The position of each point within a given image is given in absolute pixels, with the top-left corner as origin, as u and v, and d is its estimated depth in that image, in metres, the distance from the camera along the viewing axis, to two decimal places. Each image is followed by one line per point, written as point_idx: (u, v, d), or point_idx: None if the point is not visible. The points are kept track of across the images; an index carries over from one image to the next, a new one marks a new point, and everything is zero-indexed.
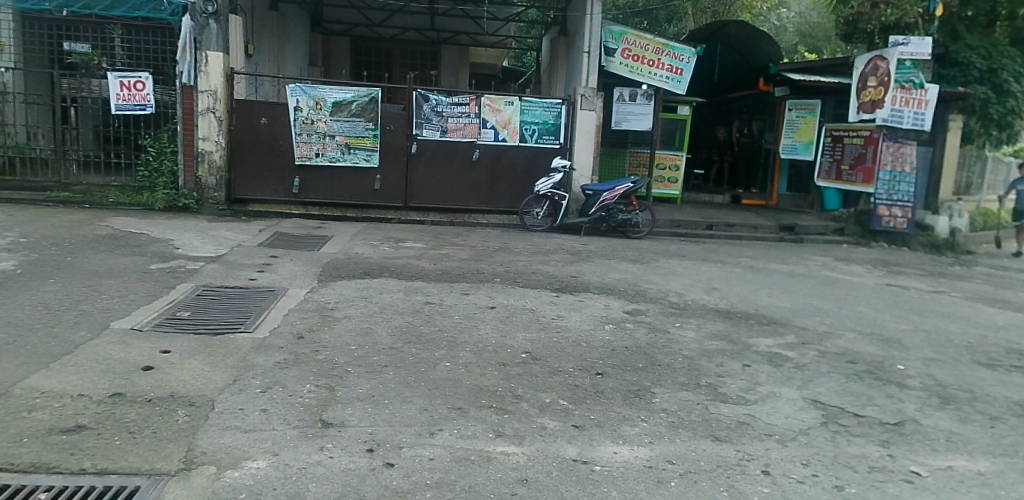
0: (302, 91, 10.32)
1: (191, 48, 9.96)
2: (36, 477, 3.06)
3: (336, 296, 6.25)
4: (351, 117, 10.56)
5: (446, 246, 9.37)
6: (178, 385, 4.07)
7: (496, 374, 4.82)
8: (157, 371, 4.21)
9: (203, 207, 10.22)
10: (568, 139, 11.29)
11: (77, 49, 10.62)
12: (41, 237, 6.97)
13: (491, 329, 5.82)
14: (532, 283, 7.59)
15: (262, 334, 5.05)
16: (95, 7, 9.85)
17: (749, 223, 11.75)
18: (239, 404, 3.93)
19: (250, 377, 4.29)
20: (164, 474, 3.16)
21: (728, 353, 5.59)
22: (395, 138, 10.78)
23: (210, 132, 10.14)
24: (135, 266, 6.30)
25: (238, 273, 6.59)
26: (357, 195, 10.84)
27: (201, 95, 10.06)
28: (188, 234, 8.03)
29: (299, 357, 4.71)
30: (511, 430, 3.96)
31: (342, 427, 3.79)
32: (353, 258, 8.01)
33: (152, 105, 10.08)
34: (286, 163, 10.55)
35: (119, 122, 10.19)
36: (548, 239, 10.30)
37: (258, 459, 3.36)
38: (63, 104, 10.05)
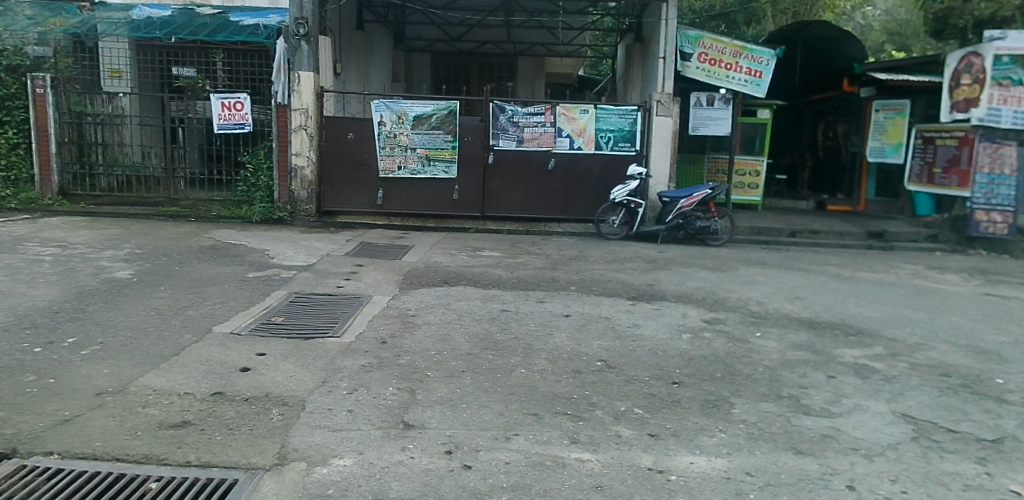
0: (386, 107, 10.74)
1: (285, 69, 10.60)
2: (147, 467, 3.32)
3: (417, 303, 6.48)
4: (431, 130, 10.89)
5: (522, 254, 9.51)
6: (273, 385, 4.35)
7: (571, 381, 4.89)
8: (254, 372, 4.51)
9: (296, 218, 10.78)
10: (644, 146, 11.21)
11: (185, 74, 11.27)
12: (153, 248, 7.57)
13: (567, 337, 5.88)
14: (608, 291, 7.60)
15: (348, 338, 5.31)
16: (200, 34, 10.99)
17: (834, 230, 11.34)
18: (328, 404, 4.16)
19: (337, 380, 4.53)
20: (259, 468, 3.39)
21: (811, 364, 5.44)
22: (473, 149, 11.03)
23: (302, 148, 10.68)
24: (234, 275, 6.75)
25: (327, 281, 6.94)
26: (436, 206, 11.14)
27: (295, 113, 10.60)
28: (281, 245, 8.50)
29: (382, 361, 4.92)
30: (586, 437, 4.01)
31: (422, 429, 3.96)
32: (432, 267, 8.26)
33: (249, 124, 10.75)
34: (371, 175, 11.00)
35: (221, 140, 10.89)
36: (624, 248, 10.27)
37: (345, 457, 3.55)
38: (172, 125, 10.82)
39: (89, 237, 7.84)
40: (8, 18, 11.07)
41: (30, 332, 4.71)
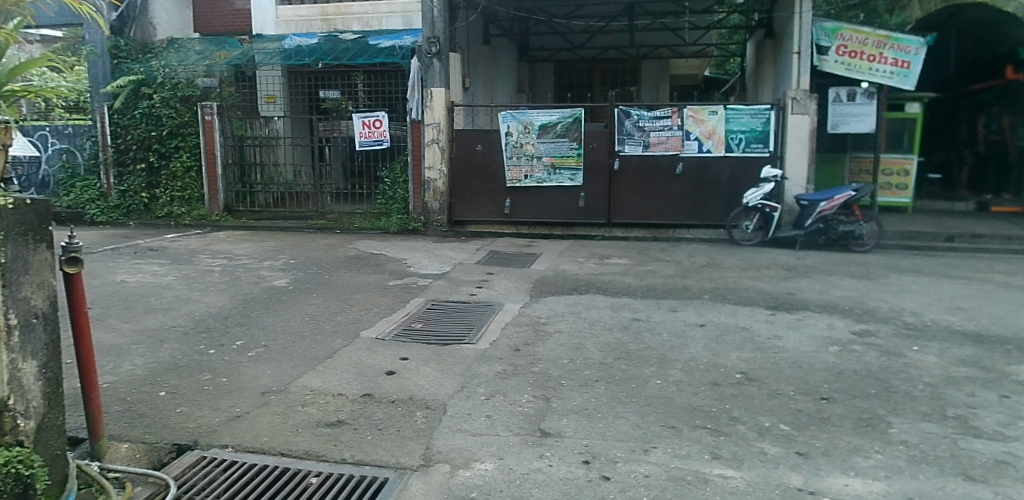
0: (512, 117, 10.96)
1: (418, 87, 11.08)
2: (308, 463, 3.49)
3: (548, 311, 6.55)
4: (557, 138, 10.97)
5: (651, 262, 9.35)
6: (416, 390, 4.52)
7: (709, 394, 4.74)
8: (398, 376, 4.74)
9: (429, 228, 11.27)
10: (778, 147, 10.67)
11: (330, 96, 12.23)
12: (304, 258, 8.17)
13: (702, 347, 5.70)
14: (744, 300, 7.30)
15: (484, 345, 5.46)
16: (343, 58, 11.69)
17: (1002, 233, 10.23)
18: (468, 410, 4.28)
19: (475, 386, 4.65)
20: (407, 468, 3.52)
21: (981, 382, 4.93)
22: (598, 156, 10.99)
23: (434, 162, 11.14)
24: (377, 283, 7.15)
25: (461, 289, 7.18)
26: (563, 213, 11.20)
27: (427, 128, 11.09)
28: (417, 254, 8.90)
29: (516, 368, 5.01)
30: (728, 452, 3.87)
31: (559, 437, 3.98)
32: (561, 275, 8.31)
33: (387, 140, 11.38)
34: (498, 185, 11.25)
35: (362, 157, 11.69)
36: (759, 254, 9.82)
37: (486, 462, 3.64)
38: (319, 144, 11.69)
39: (250, 249, 8.59)
40: (181, 53, 12.04)
41: (206, 335, 5.21)
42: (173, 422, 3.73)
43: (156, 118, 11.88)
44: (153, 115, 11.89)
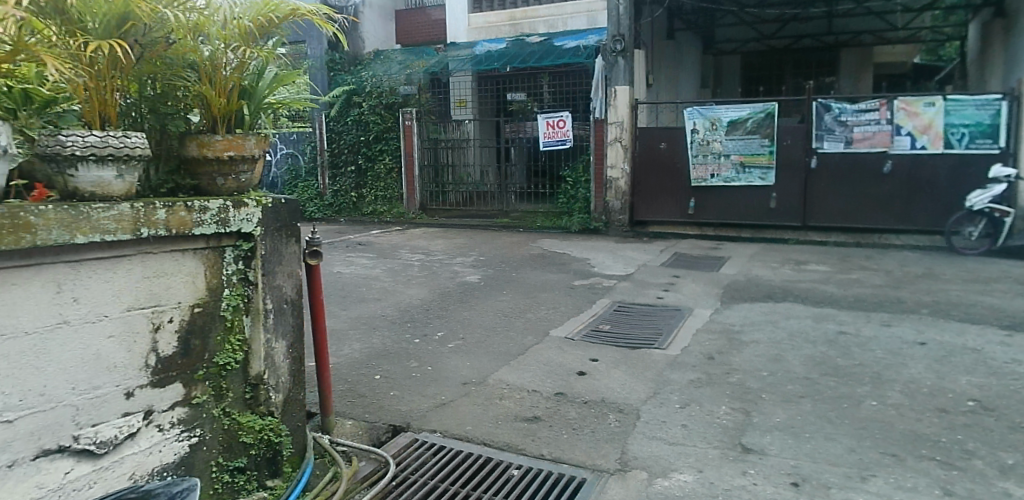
0: (699, 114, 10.57)
1: (603, 86, 11.10)
2: (508, 455, 3.55)
3: (741, 319, 6.22)
4: (747, 135, 10.39)
5: (854, 269, 8.55)
6: (608, 391, 4.43)
7: (936, 422, 4.21)
8: (590, 376, 4.67)
9: (610, 228, 11.23)
10: (1011, 142, 9.22)
11: (516, 99, 12.66)
12: (493, 255, 8.50)
13: (924, 369, 5.09)
14: (972, 317, 6.42)
15: (675, 351, 5.30)
16: (531, 61, 11.94)
17: None
18: (662, 417, 4.12)
19: (668, 392, 4.48)
20: (604, 471, 3.45)
21: None
22: (793, 153, 10.25)
23: (617, 161, 11.03)
24: (563, 282, 7.24)
25: (647, 292, 7.05)
26: (751, 215, 10.60)
27: (611, 126, 11.02)
28: (600, 254, 8.89)
29: (711, 377, 4.80)
30: (964, 490, 3.41)
31: (762, 455, 3.74)
32: (753, 280, 7.86)
33: (570, 140, 11.52)
34: (683, 184, 10.90)
35: (546, 156, 11.92)
36: (988, 265, 8.61)
37: (685, 473, 3.48)
38: (505, 145, 12.13)
39: (445, 246, 9.10)
40: (385, 65, 13.14)
41: (411, 325, 5.60)
42: (388, 404, 4.04)
43: (364, 124, 13.12)
44: (362, 121, 13.16)
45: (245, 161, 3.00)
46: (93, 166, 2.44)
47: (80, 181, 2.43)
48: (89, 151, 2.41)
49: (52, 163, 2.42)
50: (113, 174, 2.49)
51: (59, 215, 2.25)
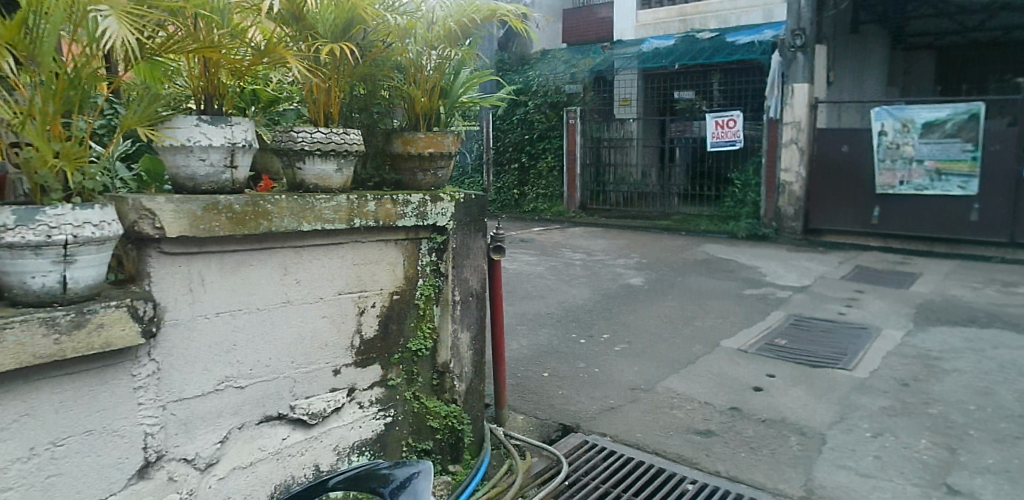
0: (888, 114, 9.60)
1: (779, 83, 10.47)
2: (681, 468, 3.37)
3: (940, 344, 5.56)
4: (945, 138, 9.28)
5: None
6: (787, 411, 4.13)
7: None
8: (766, 393, 4.40)
9: (781, 235, 10.57)
10: None
11: (683, 97, 12.54)
12: (656, 258, 8.31)
13: None
14: None
15: (862, 374, 4.85)
16: (700, 58, 11.58)
17: None
18: (851, 444, 3.74)
19: (857, 418, 4.09)
20: (787, 496, 3.14)
21: None
22: (1003, 160, 8.97)
23: (791, 163, 10.37)
24: (731, 291, 6.90)
25: (827, 307, 6.53)
26: (947, 228, 9.43)
27: (786, 127, 10.39)
28: (770, 263, 8.39)
29: (906, 406, 4.32)
30: None
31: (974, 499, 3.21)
32: (952, 301, 7.02)
33: (740, 140, 10.97)
34: (866, 190, 9.97)
35: (712, 158, 11.42)
36: None
37: None
38: (669, 145, 11.77)
39: (606, 246, 9.04)
40: (551, 63, 13.26)
41: (576, 325, 5.60)
42: (558, 403, 4.05)
43: (530, 123, 13.45)
44: (527, 120, 13.45)
45: (443, 158, 3.13)
46: (318, 159, 2.64)
47: (307, 173, 2.64)
48: (316, 146, 2.61)
49: (284, 156, 2.65)
50: (333, 167, 2.68)
51: (290, 204, 2.42)
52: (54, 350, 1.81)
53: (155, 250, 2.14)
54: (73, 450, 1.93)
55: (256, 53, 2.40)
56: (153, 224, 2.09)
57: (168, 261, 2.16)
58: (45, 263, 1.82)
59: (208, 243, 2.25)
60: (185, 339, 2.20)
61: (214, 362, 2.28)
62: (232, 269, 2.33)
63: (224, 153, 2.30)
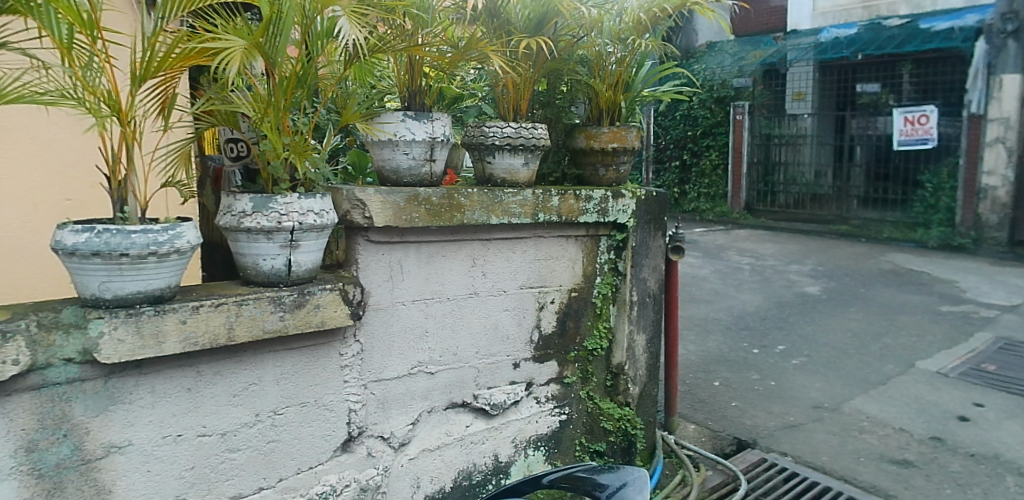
0: None
1: (983, 74, 9.23)
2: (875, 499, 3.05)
3: None
4: None
5: None
6: (1003, 447, 3.63)
7: None
8: (974, 424, 3.90)
9: (981, 246, 9.37)
10: None
11: (868, 90, 11.11)
12: (833, 266, 7.69)
13: None
14: None
15: None
16: (887, 47, 10.15)
17: None
18: None
19: None
20: None
21: None
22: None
23: (997, 166, 9.25)
24: (925, 306, 6.21)
25: None
26: None
27: (992, 124, 9.25)
28: (971, 277, 7.46)
29: None
30: None
31: None
32: None
33: (934, 138, 9.83)
34: None
35: (900, 158, 10.48)
36: None
37: None
38: (847, 143, 11.05)
39: (775, 251, 8.52)
40: (718, 57, 12.72)
41: (747, 334, 5.31)
42: (732, 415, 3.85)
43: (694, 118, 12.99)
44: (691, 116, 13.02)
45: (625, 153, 3.02)
46: (507, 154, 2.64)
47: (496, 167, 2.66)
48: (507, 141, 2.62)
49: (475, 151, 2.70)
50: (521, 161, 2.68)
51: (481, 198, 2.47)
52: (279, 326, 1.96)
53: (363, 238, 2.27)
54: (290, 419, 2.10)
55: (456, 50, 2.46)
56: (363, 214, 2.22)
57: (373, 249, 2.28)
58: (275, 247, 1.98)
59: (408, 234, 2.35)
60: (385, 323, 2.32)
61: (409, 347, 2.39)
62: (427, 259, 2.42)
63: (424, 147, 2.40)
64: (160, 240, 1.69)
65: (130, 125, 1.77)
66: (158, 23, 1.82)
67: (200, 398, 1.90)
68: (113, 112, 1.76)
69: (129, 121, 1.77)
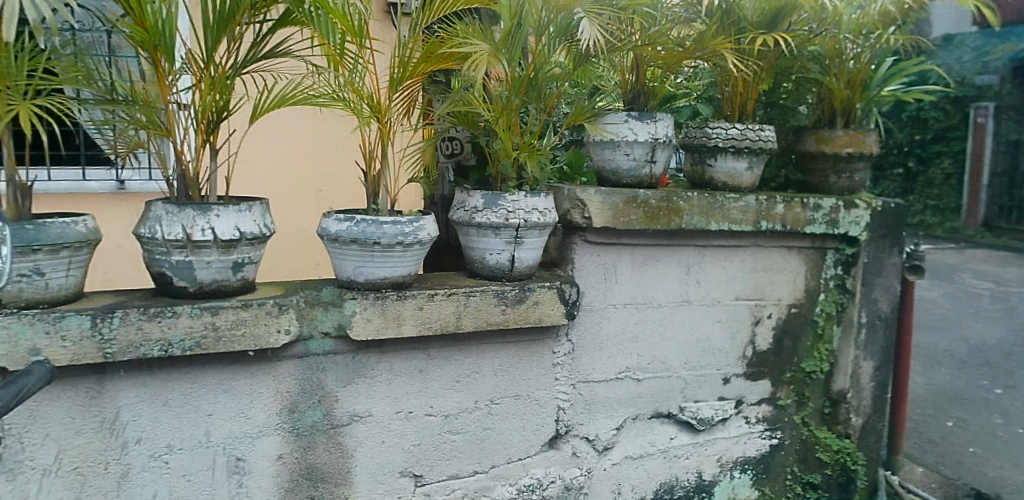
0: None
1: None
2: None
3: None
4: None
5: None
6: None
7: None
8: None
9: None
10: None
11: None
12: None
13: None
14: None
15: None
16: None
17: None
18: None
19: None
20: None
21: None
22: None
23: None
24: None
25: None
26: None
27: None
28: None
29: None
30: None
31: None
32: None
33: None
34: None
35: None
36: None
37: None
38: None
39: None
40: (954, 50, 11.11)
41: (987, 370, 4.64)
42: (968, 462, 3.38)
43: (923, 121, 11.35)
44: (920, 118, 11.36)
45: (862, 159, 2.73)
46: (730, 157, 2.50)
47: (718, 170, 2.52)
48: (730, 143, 2.48)
49: (695, 152, 2.57)
50: (745, 165, 2.52)
51: (701, 202, 2.38)
52: (501, 319, 2.14)
53: (580, 238, 2.32)
54: (504, 409, 2.28)
55: (684, 48, 2.36)
56: (582, 214, 2.27)
57: (589, 250, 2.33)
58: (501, 242, 2.15)
59: (624, 236, 2.36)
60: (595, 326, 2.38)
61: (617, 352, 2.42)
62: (641, 263, 2.41)
63: (646, 148, 2.38)
64: (406, 231, 1.97)
65: (386, 125, 2.05)
66: (411, 32, 2.06)
67: (429, 379, 2.15)
68: (372, 112, 2.03)
69: (385, 121, 2.05)
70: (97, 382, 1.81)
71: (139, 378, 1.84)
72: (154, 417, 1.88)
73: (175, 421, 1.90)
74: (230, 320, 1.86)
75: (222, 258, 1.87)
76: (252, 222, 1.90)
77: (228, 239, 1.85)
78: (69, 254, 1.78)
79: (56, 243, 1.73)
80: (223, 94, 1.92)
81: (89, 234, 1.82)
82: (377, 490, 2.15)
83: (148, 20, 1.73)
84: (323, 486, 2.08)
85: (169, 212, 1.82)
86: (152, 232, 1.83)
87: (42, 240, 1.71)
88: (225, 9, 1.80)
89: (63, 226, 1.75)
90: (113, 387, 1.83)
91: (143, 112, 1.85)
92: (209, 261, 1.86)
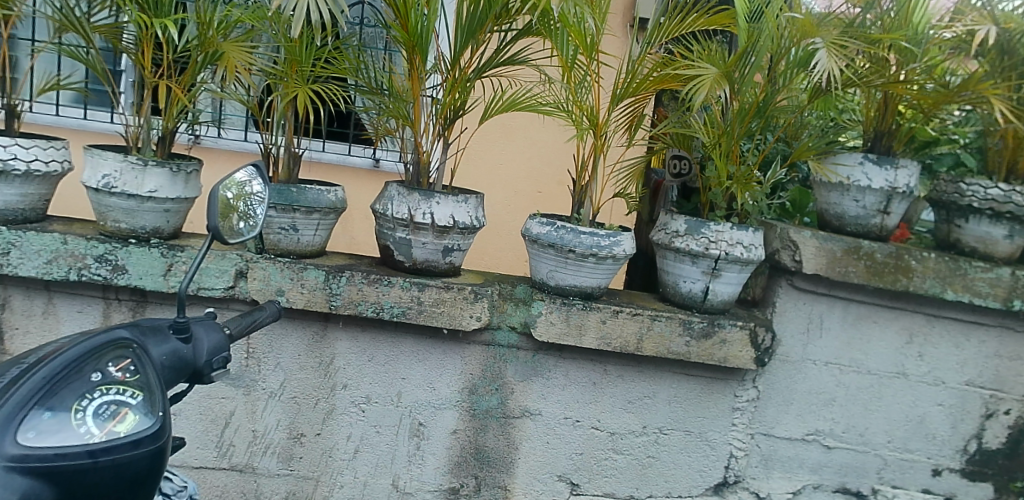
0: None
1: None
2: None
3: None
4: None
5: None
6: None
7: None
8: None
9: None
10: None
11: None
12: None
13: None
14: None
15: None
16: None
17: None
18: None
19: None
20: None
21: None
22: None
23: None
24: None
25: None
26: None
27: None
28: None
29: None
30: None
31: None
32: None
33: None
34: None
35: None
36: None
37: None
38: None
39: None
40: None
41: None
42: None
43: None
44: None
45: None
46: (986, 220, 2.17)
47: (967, 233, 2.21)
48: (988, 204, 2.15)
49: (943, 209, 2.27)
50: (1004, 232, 2.17)
51: (939, 266, 2.10)
52: (684, 350, 2.10)
53: (787, 282, 2.20)
54: (672, 442, 2.22)
55: (947, 89, 2.09)
56: (792, 256, 2.14)
57: (794, 296, 2.20)
58: (697, 272, 2.10)
59: (837, 288, 2.17)
60: (788, 378, 2.22)
61: (808, 411, 2.24)
62: (853, 321, 2.19)
63: (880, 197, 2.17)
64: (602, 244, 2.01)
65: (601, 138, 2.11)
66: (644, 48, 2.08)
67: (602, 393, 2.18)
68: (590, 124, 2.11)
69: (601, 135, 2.11)
70: (321, 329, 2.11)
71: (353, 332, 2.11)
72: (359, 368, 2.14)
73: (374, 376, 2.14)
74: (432, 298, 2.04)
75: (436, 241, 2.07)
76: (466, 213, 2.07)
77: (443, 225, 2.04)
78: (319, 217, 2.09)
79: (310, 206, 2.05)
80: (462, 94, 2.10)
81: (336, 202, 2.12)
82: (533, 486, 2.23)
83: (411, 23, 1.97)
84: (487, 468, 2.21)
85: (400, 194, 2.06)
86: (384, 209, 2.09)
87: (301, 201, 2.05)
88: (475, 17, 1.97)
89: (319, 193, 2.07)
90: (333, 335, 2.11)
91: (395, 103, 2.11)
92: (424, 242, 2.07)
